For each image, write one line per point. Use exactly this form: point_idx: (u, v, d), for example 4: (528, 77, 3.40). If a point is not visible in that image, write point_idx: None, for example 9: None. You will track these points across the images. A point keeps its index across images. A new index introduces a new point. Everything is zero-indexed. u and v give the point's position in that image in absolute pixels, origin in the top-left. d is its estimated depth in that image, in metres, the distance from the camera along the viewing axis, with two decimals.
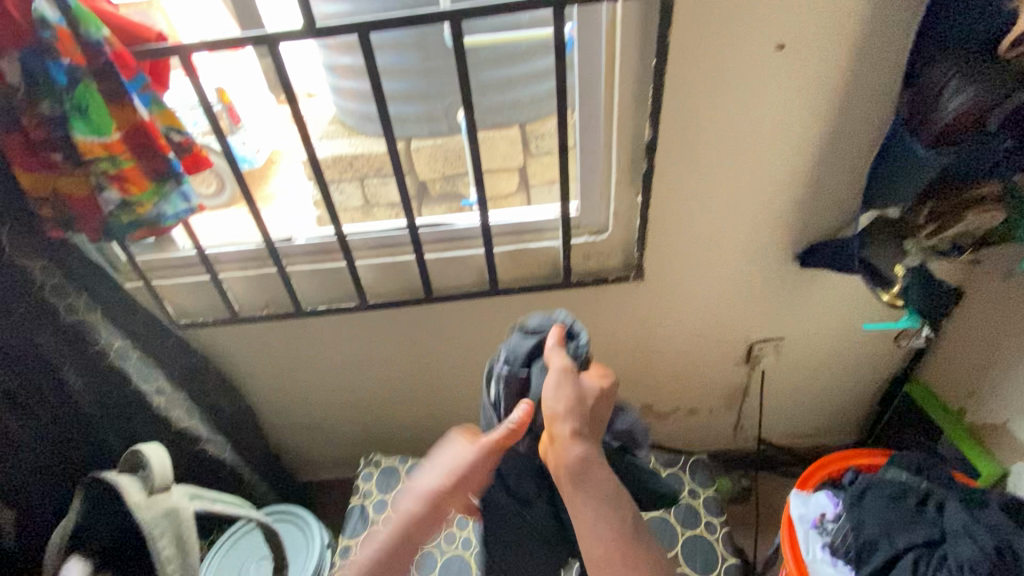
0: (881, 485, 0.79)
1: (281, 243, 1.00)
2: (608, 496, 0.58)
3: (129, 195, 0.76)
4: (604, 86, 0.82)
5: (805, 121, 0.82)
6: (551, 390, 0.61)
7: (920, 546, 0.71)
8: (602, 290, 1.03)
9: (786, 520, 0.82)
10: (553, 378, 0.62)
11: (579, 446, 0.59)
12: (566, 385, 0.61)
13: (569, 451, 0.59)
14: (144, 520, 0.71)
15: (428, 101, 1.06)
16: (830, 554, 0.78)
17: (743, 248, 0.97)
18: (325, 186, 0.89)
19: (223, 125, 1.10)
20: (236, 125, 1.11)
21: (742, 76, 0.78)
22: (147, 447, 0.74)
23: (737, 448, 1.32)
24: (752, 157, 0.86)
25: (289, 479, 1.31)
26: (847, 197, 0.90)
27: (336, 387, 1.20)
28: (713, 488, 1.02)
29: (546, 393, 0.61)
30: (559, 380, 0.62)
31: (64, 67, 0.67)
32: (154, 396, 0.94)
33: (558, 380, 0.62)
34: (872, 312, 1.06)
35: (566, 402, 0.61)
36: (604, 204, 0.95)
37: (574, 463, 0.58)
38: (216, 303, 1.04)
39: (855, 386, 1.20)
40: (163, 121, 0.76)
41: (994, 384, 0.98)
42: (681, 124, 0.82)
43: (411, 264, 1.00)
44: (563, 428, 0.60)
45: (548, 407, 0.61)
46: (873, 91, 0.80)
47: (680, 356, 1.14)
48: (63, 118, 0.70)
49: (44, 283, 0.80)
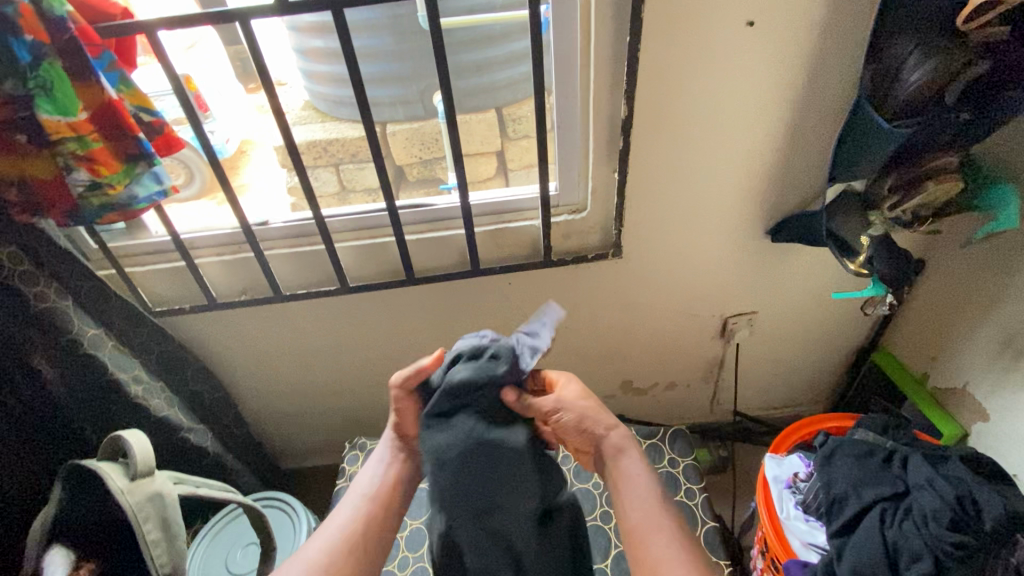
0: (849, 445, 0.81)
1: (257, 227, 0.99)
2: (644, 474, 0.64)
3: (98, 177, 0.74)
4: (580, 65, 0.82)
5: (775, 97, 0.85)
6: (565, 415, 0.67)
7: (886, 499, 0.74)
8: (582, 268, 1.05)
9: (761, 482, 0.86)
10: (554, 404, 0.67)
11: (614, 431, 0.68)
12: (572, 406, 0.67)
13: (608, 440, 0.67)
14: (127, 504, 0.70)
15: (404, 85, 1.06)
16: (803, 512, 0.81)
17: (717, 223, 1.00)
18: (302, 167, 0.88)
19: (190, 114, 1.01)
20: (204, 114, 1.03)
21: (714, 54, 0.80)
22: (127, 434, 0.73)
23: (714, 421, 1.37)
24: (726, 132, 0.88)
25: (274, 466, 1.30)
26: (815, 172, 0.93)
27: (318, 373, 1.20)
28: (692, 456, 1.04)
29: (568, 426, 0.67)
30: (559, 399, 0.67)
31: (26, 44, 0.65)
32: (132, 385, 0.92)
33: (563, 404, 0.67)
34: (841, 283, 1.10)
35: (584, 413, 0.67)
36: (583, 182, 0.96)
37: (615, 447, 0.67)
38: (192, 290, 1.02)
39: (825, 357, 1.25)
40: (132, 101, 0.75)
41: (953, 349, 1.03)
42: (656, 101, 0.84)
43: (391, 246, 1.00)
44: (598, 426, 0.68)
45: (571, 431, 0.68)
46: (838, 67, 0.82)
47: (658, 333, 1.18)
48: (28, 98, 0.67)
49: (12, 271, 0.78)
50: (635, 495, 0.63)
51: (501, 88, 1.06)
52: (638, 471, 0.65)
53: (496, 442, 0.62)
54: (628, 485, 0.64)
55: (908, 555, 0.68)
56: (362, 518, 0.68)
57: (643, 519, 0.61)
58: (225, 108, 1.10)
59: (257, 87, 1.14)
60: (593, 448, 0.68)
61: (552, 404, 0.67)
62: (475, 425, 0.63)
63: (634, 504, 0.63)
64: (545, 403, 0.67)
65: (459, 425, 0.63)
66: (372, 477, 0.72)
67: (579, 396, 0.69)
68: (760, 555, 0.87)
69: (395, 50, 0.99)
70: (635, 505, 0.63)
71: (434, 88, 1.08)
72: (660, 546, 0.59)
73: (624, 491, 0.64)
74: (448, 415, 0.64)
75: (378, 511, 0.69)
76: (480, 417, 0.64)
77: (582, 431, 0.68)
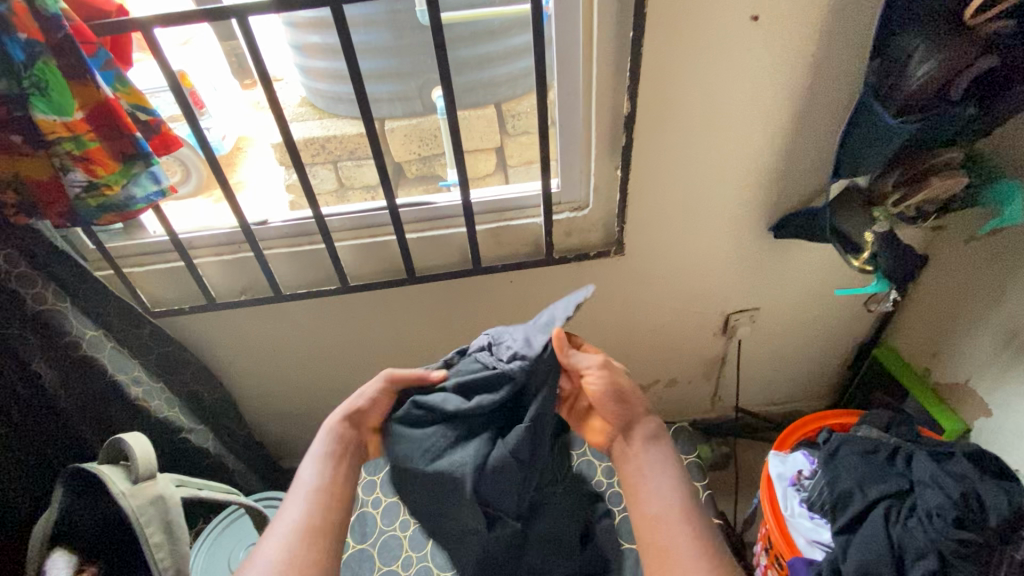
0: (853, 441, 0.82)
1: (257, 226, 0.98)
2: (669, 463, 0.67)
3: (95, 177, 0.73)
4: (583, 60, 0.81)
5: (779, 93, 0.84)
6: (607, 381, 0.69)
7: (890, 497, 0.74)
8: (584, 266, 1.04)
9: (764, 479, 0.86)
10: (597, 370, 0.69)
11: (648, 420, 0.70)
12: (611, 377, 0.69)
13: (642, 425, 0.69)
14: (129, 507, 0.69)
15: (403, 80, 1.05)
16: (808, 509, 0.81)
17: (720, 219, 0.99)
18: (302, 166, 0.87)
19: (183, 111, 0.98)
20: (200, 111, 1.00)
21: (718, 48, 0.79)
22: (128, 437, 0.72)
23: (716, 417, 1.37)
24: (729, 127, 0.87)
25: (275, 466, 1.30)
26: (818, 168, 0.93)
27: (318, 373, 1.19)
28: (695, 453, 1.03)
29: (603, 392, 0.69)
30: (602, 367, 0.69)
31: (20, 43, 0.64)
32: (131, 386, 0.91)
33: (609, 368, 0.69)
34: (843, 279, 1.10)
35: (623, 386, 0.69)
36: (585, 179, 0.95)
37: (648, 434, 0.69)
38: (192, 290, 1.02)
39: (826, 353, 1.25)
40: (127, 100, 0.73)
41: (956, 344, 1.03)
42: (659, 97, 0.83)
43: (392, 244, 0.99)
44: (632, 413, 0.70)
45: (606, 399, 0.69)
46: (843, 62, 0.82)
47: (660, 329, 1.17)
48: (23, 98, 0.66)
49: (8, 273, 0.78)
50: (662, 483, 0.65)
51: (501, 83, 1.05)
52: (664, 461, 0.66)
53: (444, 474, 0.68)
54: (654, 471, 0.66)
55: (913, 553, 0.68)
56: (313, 510, 0.64)
57: (668, 508, 0.63)
58: (222, 106, 1.09)
59: (253, 83, 1.15)
60: (623, 429, 0.69)
61: (595, 371, 0.69)
62: (430, 442, 0.70)
63: (659, 495, 0.64)
64: (589, 360, 0.69)
65: (419, 445, 0.70)
66: (318, 468, 0.67)
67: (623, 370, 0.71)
68: (764, 552, 0.88)
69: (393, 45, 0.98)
70: (661, 491, 0.64)
71: (434, 83, 1.07)
72: (675, 532, 0.61)
73: (650, 478, 0.66)
74: (416, 426, 0.71)
75: (327, 499, 0.65)
76: (438, 433, 0.70)
77: (619, 405, 0.69)
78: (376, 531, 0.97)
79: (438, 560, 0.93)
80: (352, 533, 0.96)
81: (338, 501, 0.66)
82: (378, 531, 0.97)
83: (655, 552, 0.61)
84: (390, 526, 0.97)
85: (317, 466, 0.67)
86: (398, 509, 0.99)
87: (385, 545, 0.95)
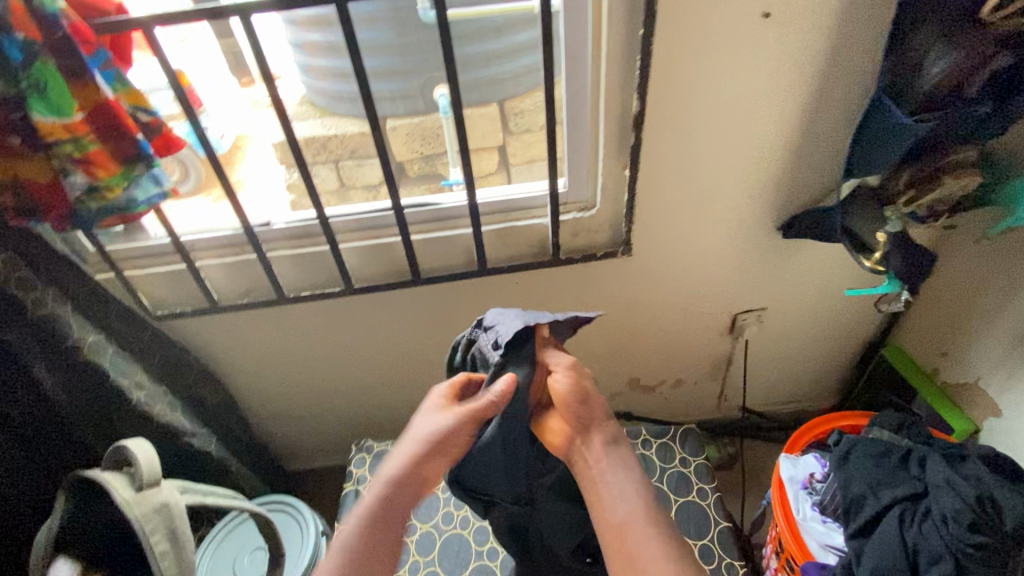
0: (864, 444, 0.81)
1: (259, 227, 0.96)
2: (631, 465, 0.65)
3: (96, 180, 0.72)
4: (591, 58, 0.80)
5: (790, 90, 0.83)
6: (565, 384, 0.67)
7: (904, 500, 0.73)
8: (590, 266, 1.03)
9: (776, 482, 0.85)
10: (563, 375, 0.67)
11: (607, 423, 0.68)
12: (572, 380, 0.67)
13: (602, 428, 0.67)
14: (133, 516, 0.68)
15: (404, 78, 1.03)
16: (820, 513, 0.80)
17: (728, 219, 0.98)
18: (306, 167, 0.85)
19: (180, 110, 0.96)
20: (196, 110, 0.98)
21: (728, 46, 0.77)
22: (132, 443, 0.72)
23: (722, 417, 1.36)
24: (738, 125, 0.86)
25: (278, 469, 1.29)
26: (828, 167, 0.92)
27: (322, 375, 1.18)
28: (703, 455, 1.02)
29: (566, 396, 0.66)
30: (564, 373, 0.67)
31: (17, 41, 0.62)
32: (134, 391, 0.90)
33: (568, 371, 0.67)
34: (852, 278, 1.09)
35: (587, 387, 0.67)
36: (592, 179, 0.93)
37: (609, 436, 0.67)
38: (194, 293, 1.00)
39: (833, 352, 1.24)
40: (128, 101, 0.72)
41: (966, 344, 1.03)
42: (668, 96, 0.82)
43: (397, 246, 0.98)
44: (593, 415, 0.67)
45: (568, 403, 0.66)
46: (855, 59, 0.80)
47: (667, 330, 1.16)
48: (20, 99, 0.65)
49: (8, 277, 0.77)
50: (628, 486, 0.63)
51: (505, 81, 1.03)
52: (626, 464, 0.64)
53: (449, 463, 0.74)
54: (619, 476, 0.64)
55: (928, 556, 0.67)
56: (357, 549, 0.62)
57: (632, 513, 0.61)
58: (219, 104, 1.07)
59: (252, 82, 1.10)
60: (584, 432, 0.67)
61: (561, 371, 0.67)
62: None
63: (621, 501, 0.62)
64: (558, 359, 0.68)
65: None
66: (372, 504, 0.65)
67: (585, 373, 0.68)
68: (774, 555, 0.87)
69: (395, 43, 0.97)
70: (629, 498, 0.62)
71: (437, 81, 1.05)
72: (643, 540, 0.59)
73: (611, 485, 0.63)
74: None
75: (368, 547, 0.63)
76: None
77: (583, 406, 0.67)
78: None
79: (446, 564, 0.92)
80: None
81: (382, 548, 0.63)
82: None
83: (622, 557, 0.59)
84: None
85: (368, 506, 0.65)
86: None
87: None
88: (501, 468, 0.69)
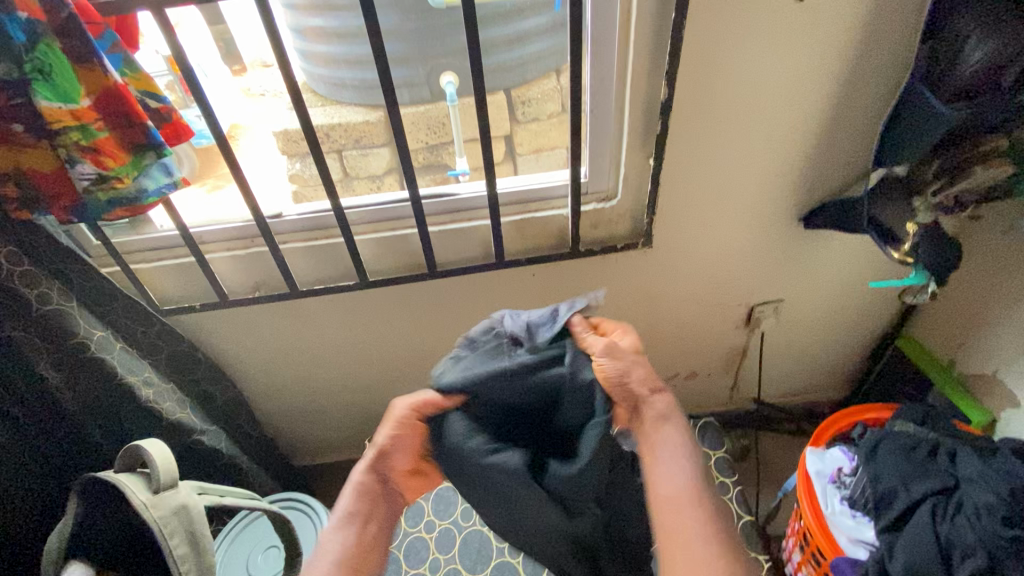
0: (892, 438, 0.80)
1: (271, 219, 0.93)
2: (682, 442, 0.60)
3: (104, 170, 0.68)
4: (619, 43, 0.77)
5: (820, 77, 0.81)
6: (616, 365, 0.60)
7: (936, 494, 0.72)
8: (609, 258, 1.01)
9: (803, 477, 0.84)
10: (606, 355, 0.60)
11: (657, 397, 0.62)
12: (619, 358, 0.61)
13: (653, 402, 0.62)
14: (152, 519, 0.66)
15: (410, 65, 1.01)
16: (849, 507, 0.79)
17: (750, 209, 0.96)
18: (322, 156, 0.82)
19: (176, 97, 0.93)
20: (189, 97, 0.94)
21: (760, 32, 0.75)
22: (147, 443, 0.69)
23: (733, 408, 1.36)
24: (766, 113, 0.84)
25: (288, 465, 1.27)
26: (854, 157, 0.90)
27: (331, 370, 1.16)
28: (723, 449, 1.01)
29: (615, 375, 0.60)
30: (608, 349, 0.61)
31: (20, 21, 0.58)
32: (143, 389, 0.87)
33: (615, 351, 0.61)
34: (870, 270, 1.08)
35: (632, 366, 0.61)
36: (614, 169, 0.91)
37: (659, 411, 0.61)
38: (202, 286, 0.97)
39: (847, 344, 1.23)
40: (137, 87, 0.68)
41: (984, 336, 1.02)
42: (696, 83, 0.79)
43: (412, 237, 0.96)
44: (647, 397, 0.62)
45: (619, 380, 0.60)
46: (888, 45, 0.78)
47: (682, 322, 1.15)
48: (24, 83, 0.61)
49: (9, 272, 0.73)
50: (674, 460, 0.59)
51: (513, 68, 1.01)
52: (681, 442, 0.60)
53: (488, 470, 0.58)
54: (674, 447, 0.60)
55: (961, 550, 0.66)
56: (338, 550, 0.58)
57: (683, 489, 0.57)
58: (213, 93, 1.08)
59: (243, 69, 1.12)
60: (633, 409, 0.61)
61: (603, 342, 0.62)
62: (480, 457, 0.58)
63: (670, 476, 0.58)
64: (597, 342, 0.61)
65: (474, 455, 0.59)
66: (347, 508, 0.60)
67: (631, 350, 0.64)
68: (797, 548, 0.86)
69: (400, 29, 0.95)
70: (673, 468, 0.58)
71: (443, 68, 1.03)
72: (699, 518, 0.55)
73: (661, 459, 0.59)
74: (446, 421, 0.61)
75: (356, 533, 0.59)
76: (466, 445, 0.59)
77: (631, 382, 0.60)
78: (401, 532, 0.95)
79: (467, 562, 0.91)
80: (405, 556, 0.92)
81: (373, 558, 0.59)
82: (403, 533, 0.94)
83: (665, 534, 0.56)
84: (415, 526, 0.95)
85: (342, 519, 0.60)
86: (422, 509, 0.97)
87: (411, 548, 0.93)
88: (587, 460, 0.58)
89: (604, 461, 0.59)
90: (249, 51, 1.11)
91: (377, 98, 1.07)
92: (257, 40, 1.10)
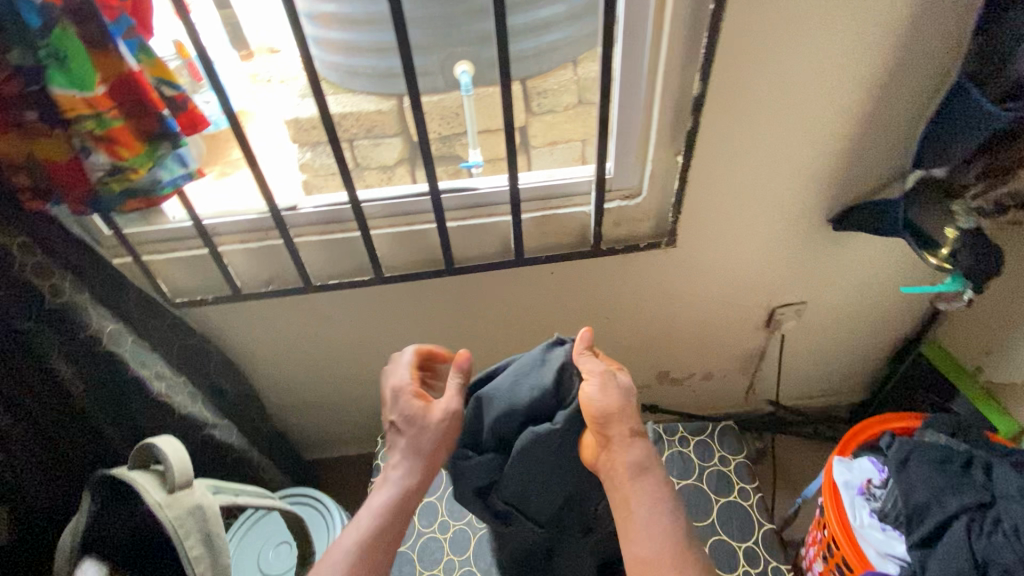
0: (923, 449, 0.77)
1: (286, 212, 0.91)
2: (660, 495, 0.60)
3: (119, 160, 0.66)
4: (652, 35, 0.74)
5: (859, 73, 0.77)
6: (598, 403, 0.63)
7: (971, 510, 0.70)
8: (631, 257, 0.98)
9: (829, 485, 0.81)
10: (596, 383, 0.64)
11: (634, 445, 0.62)
12: (610, 390, 0.64)
13: (627, 452, 0.62)
14: (166, 519, 0.65)
15: (424, 53, 0.98)
16: (879, 520, 0.77)
17: (779, 209, 0.93)
18: (340, 146, 0.80)
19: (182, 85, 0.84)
20: (199, 85, 0.85)
21: (800, 25, 0.72)
22: (161, 440, 0.68)
23: (748, 410, 1.34)
24: (800, 111, 0.81)
25: (297, 459, 1.25)
26: (889, 157, 0.87)
27: (343, 366, 1.14)
28: (743, 454, 0.99)
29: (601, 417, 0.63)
30: (603, 384, 0.64)
31: (36, 6, 0.56)
32: (155, 381, 0.86)
33: (597, 393, 0.64)
34: (898, 273, 1.05)
35: (614, 409, 0.63)
36: (640, 165, 0.88)
37: (633, 464, 0.61)
38: (215, 279, 0.96)
39: (868, 347, 1.21)
40: (154, 74, 0.66)
41: (1014, 344, 0.99)
42: (731, 77, 0.76)
43: (429, 232, 0.93)
44: (617, 427, 0.63)
45: (602, 422, 0.63)
46: (934, 40, 0.75)
47: (701, 323, 1.13)
48: (37, 70, 0.59)
49: (22, 264, 0.71)
50: (656, 519, 0.58)
51: (530, 58, 0.98)
52: (658, 503, 0.59)
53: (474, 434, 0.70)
54: (656, 502, 0.59)
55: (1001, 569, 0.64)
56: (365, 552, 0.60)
57: (659, 554, 0.56)
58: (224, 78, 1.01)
59: (251, 55, 1.06)
60: (604, 446, 0.63)
61: (591, 382, 0.64)
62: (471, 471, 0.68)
63: (648, 535, 0.57)
64: (592, 367, 0.65)
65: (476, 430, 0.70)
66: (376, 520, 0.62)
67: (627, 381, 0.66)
68: (819, 557, 0.85)
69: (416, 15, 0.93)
70: (657, 525, 0.58)
71: (457, 58, 1.00)
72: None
73: (637, 517, 0.58)
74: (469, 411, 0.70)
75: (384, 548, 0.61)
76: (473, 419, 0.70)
77: (611, 422, 0.63)
78: (415, 533, 0.93)
79: (482, 564, 0.89)
80: (420, 558, 0.90)
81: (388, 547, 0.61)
82: (417, 533, 0.93)
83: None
84: (429, 526, 0.94)
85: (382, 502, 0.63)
86: (436, 508, 0.96)
87: (425, 549, 0.91)
88: (549, 470, 0.66)
89: (548, 485, 0.68)
90: (256, 35, 1.05)
91: (392, 88, 1.04)
92: (267, 22, 1.04)
